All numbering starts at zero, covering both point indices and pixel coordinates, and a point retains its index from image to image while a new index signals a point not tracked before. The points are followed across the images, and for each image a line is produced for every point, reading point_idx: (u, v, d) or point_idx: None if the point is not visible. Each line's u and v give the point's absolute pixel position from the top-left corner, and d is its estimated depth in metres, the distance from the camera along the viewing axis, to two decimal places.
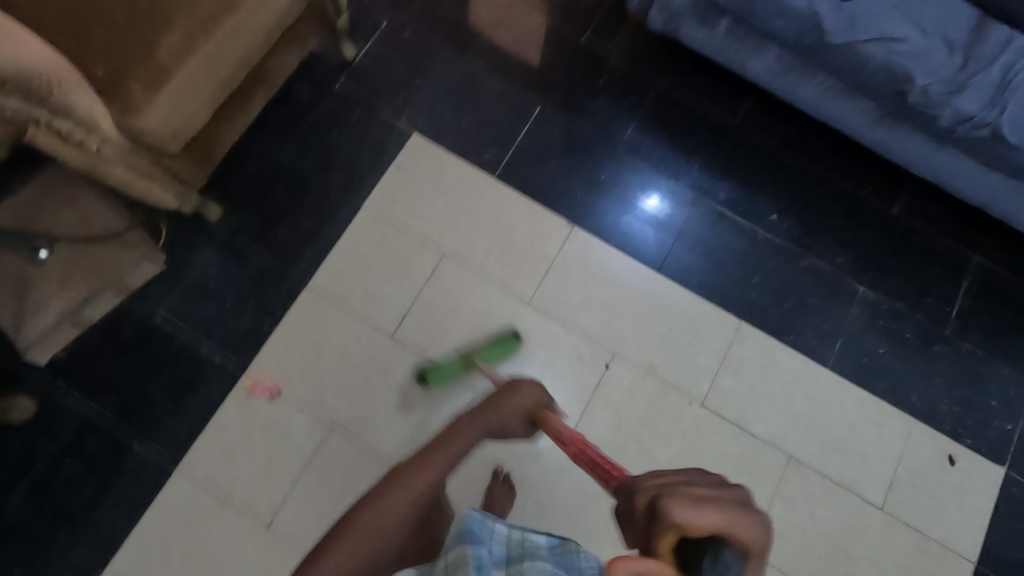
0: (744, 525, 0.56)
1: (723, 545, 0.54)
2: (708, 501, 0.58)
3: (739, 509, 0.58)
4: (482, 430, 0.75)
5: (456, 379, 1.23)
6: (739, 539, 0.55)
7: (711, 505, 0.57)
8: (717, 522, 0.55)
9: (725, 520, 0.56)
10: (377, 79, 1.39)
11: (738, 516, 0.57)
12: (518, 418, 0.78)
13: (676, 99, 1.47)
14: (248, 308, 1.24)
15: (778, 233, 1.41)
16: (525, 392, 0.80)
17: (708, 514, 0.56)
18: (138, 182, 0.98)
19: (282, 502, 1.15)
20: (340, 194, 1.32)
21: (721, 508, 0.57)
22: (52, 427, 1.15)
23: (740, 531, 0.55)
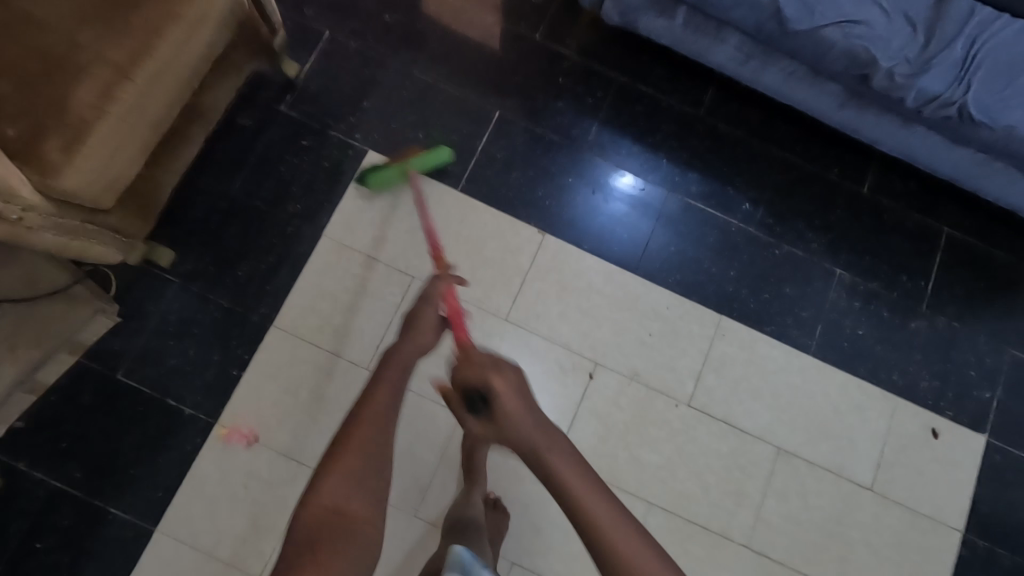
0: (487, 379, 0.66)
1: (477, 392, 0.66)
2: (475, 363, 0.67)
3: (488, 368, 0.67)
4: (416, 346, 0.77)
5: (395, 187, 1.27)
6: (488, 387, 0.65)
7: (476, 363, 0.67)
8: (474, 374, 0.66)
9: (478, 371, 0.66)
10: (324, 99, 1.33)
11: (488, 371, 0.66)
12: (429, 326, 0.80)
13: (638, 92, 1.41)
14: (214, 354, 1.20)
15: (750, 222, 1.38)
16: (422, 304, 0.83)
17: (468, 372, 0.67)
18: (71, 244, 0.90)
19: (272, 551, 1.13)
20: (298, 226, 1.27)
21: (478, 364, 0.67)
22: (20, 501, 1.12)
23: (485, 379, 0.66)
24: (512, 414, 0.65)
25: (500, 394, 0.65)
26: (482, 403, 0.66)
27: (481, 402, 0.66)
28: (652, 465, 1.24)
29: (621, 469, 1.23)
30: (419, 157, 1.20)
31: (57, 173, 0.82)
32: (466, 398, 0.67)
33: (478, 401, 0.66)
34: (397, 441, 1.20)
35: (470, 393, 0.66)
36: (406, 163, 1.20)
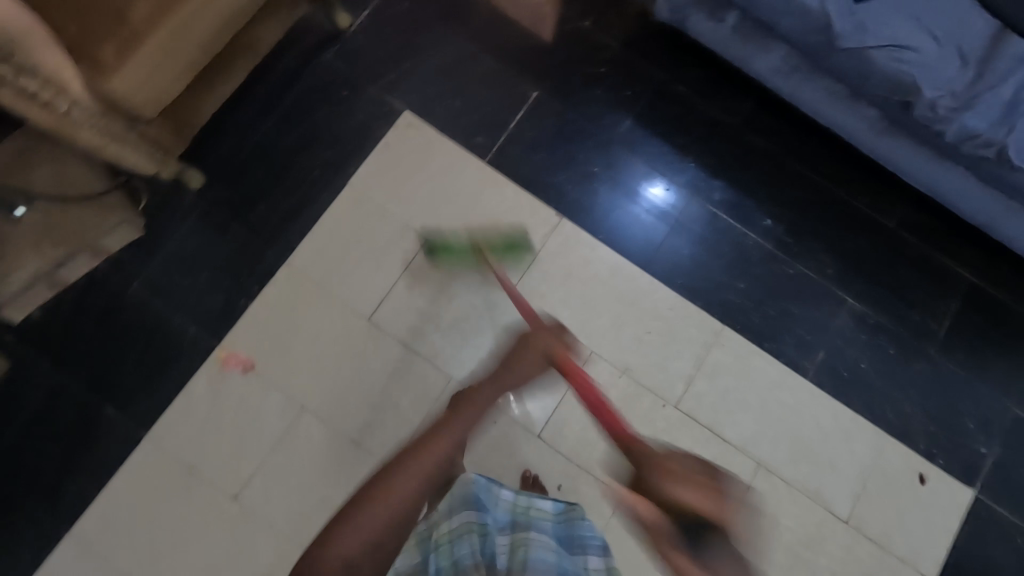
0: (719, 505, 0.60)
1: (703, 521, 0.59)
2: (687, 474, 0.64)
3: (714, 487, 0.62)
4: (496, 388, 0.82)
5: (465, 264, 1.23)
6: (701, 509, 0.60)
7: (688, 483, 0.63)
8: (699, 499, 0.61)
9: (702, 495, 0.61)
10: (368, 53, 1.36)
11: (712, 489, 0.62)
12: (531, 366, 0.87)
13: (676, 93, 1.41)
14: (225, 281, 1.25)
15: (768, 238, 1.37)
16: (539, 342, 0.88)
17: (688, 487, 0.62)
18: (109, 146, 0.96)
19: (248, 478, 1.18)
20: (324, 170, 1.30)
21: (699, 480, 0.63)
22: (23, 389, 1.18)
23: (715, 505, 0.60)
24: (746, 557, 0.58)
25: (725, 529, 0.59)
26: (716, 540, 0.58)
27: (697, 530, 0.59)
28: None
29: (598, 457, 1.24)
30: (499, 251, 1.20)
31: (106, 78, 0.86)
32: (685, 522, 0.59)
33: (712, 535, 0.58)
34: (386, 394, 1.23)
35: (684, 517, 0.60)
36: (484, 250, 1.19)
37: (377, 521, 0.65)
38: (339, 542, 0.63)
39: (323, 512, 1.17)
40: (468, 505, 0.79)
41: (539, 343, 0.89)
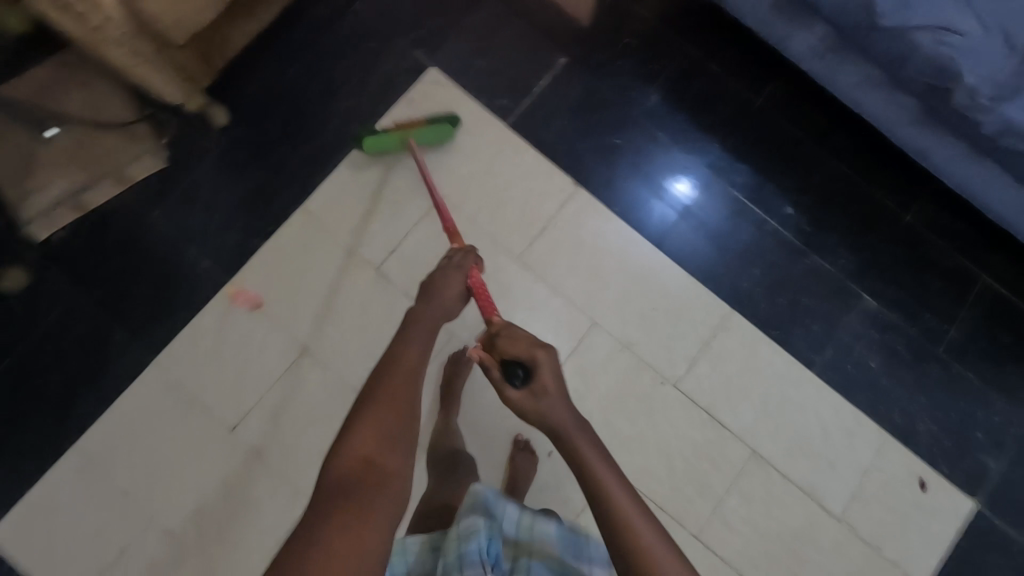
0: (534, 354, 0.73)
1: (516, 362, 0.73)
2: (519, 335, 0.76)
3: (537, 343, 0.74)
4: (439, 312, 0.84)
5: (394, 152, 1.28)
6: (532, 360, 0.72)
7: (519, 338, 0.76)
8: (523, 350, 0.74)
9: (525, 346, 0.74)
10: (400, 7, 1.36)
11: (534, 347, 0.74)
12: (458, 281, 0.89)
13: (707, 72, 1.39)
14: (241, 220, 1.27)
15: (788, 226, 1.34)
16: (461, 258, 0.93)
17: (514, 343, 0.75)
18: (137, 67, 0.99)
19: (246, 412, 1.21)
20: (346, 119, 1.31)
21: (526, 337, 0.76)
22: (41, 306, 1.22)
23: (529, 353, 0.73)
24: (551, 395, 0.70)
25: (540, 371, 0.72)
26: (524, 376, 0.72)
27: (522, 375, 0.72)
28: (624, 435, 1.23)
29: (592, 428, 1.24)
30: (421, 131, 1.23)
31: None
32: (511, 370, 0.72)
33: (522, 373, 0.72)
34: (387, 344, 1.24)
35: (512, 364, 0.72)
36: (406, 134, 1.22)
37: (386, 416, 0.65)
38: (351, 446, 0.62)
39: (315, 452, 1.20)
40: (480, 509, 0.82)
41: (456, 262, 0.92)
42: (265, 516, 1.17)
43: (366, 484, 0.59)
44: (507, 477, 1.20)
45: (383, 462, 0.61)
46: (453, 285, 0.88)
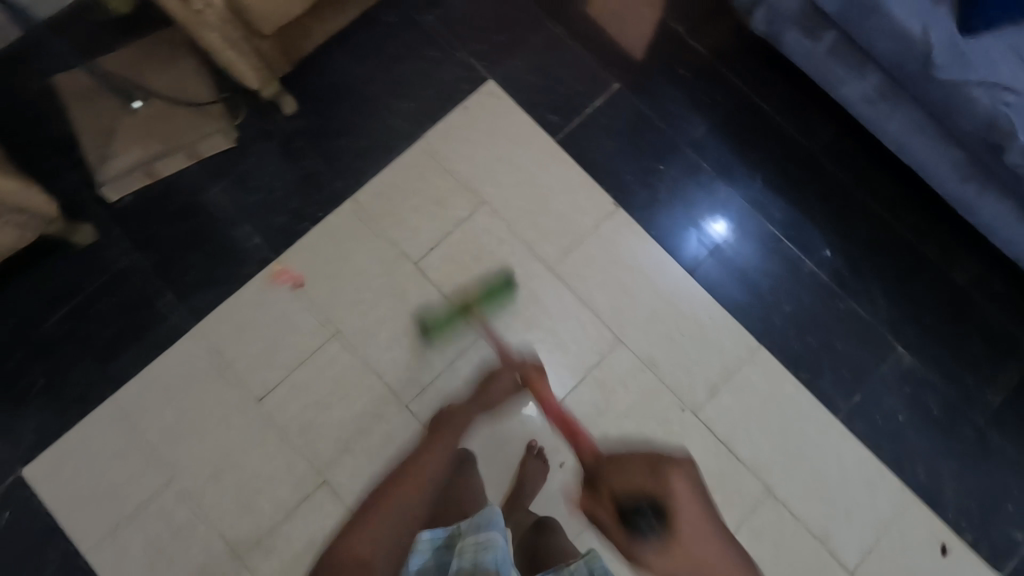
0: (660, 482, 0.55)
1: (644, 505, 0.54)
2: (630, 464, 0.60)
3: (659, 467, 0.57)
4: (477, 406, 0.96)
5: (457, 329, 1.28)
6: (663, 496, 0.54)
7: (635, 471, 0.58)
8: (642, 484, 0.56)
9: (646, 481, 0.56)
10: (467, 21, 1.44)
11: (655, 472, 0.57)
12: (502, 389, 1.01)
13: (756, 109, 1.41)
14: (294, 202, 1.34)
15: (825, 268, 1.34)
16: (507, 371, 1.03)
17: (628, 474, 0.58)
18: (226, 51, 1.07)
19: (275, 385, 1.25)
20: (404, 119, 1.38)
21: (643, 469, 0.58)
22: (100, 261, 1.30)
23: (655, 485, 0.55)
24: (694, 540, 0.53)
25: (675, 511, 0.54)
26: (657, 522, 0.53)
27: (654, 520, 0.53)
28: None
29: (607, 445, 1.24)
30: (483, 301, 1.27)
31: None
32: (635, 514, 0.54)
33: (652, 514, 0.53)
34: (415, 337, 1.28)
35: (635, 506, 0.55)
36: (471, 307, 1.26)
37: (390, 515, 0.67)
38: (349, 538, 0.66)
39: (335, 432, 1.24)
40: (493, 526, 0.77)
41: (507, 370, 1.04)
42: (281, 487, 1.21)
43: None
44: (516, 481, 1.21)
45: (371, 560, 0.63)
46: (501, 389, 1.01)
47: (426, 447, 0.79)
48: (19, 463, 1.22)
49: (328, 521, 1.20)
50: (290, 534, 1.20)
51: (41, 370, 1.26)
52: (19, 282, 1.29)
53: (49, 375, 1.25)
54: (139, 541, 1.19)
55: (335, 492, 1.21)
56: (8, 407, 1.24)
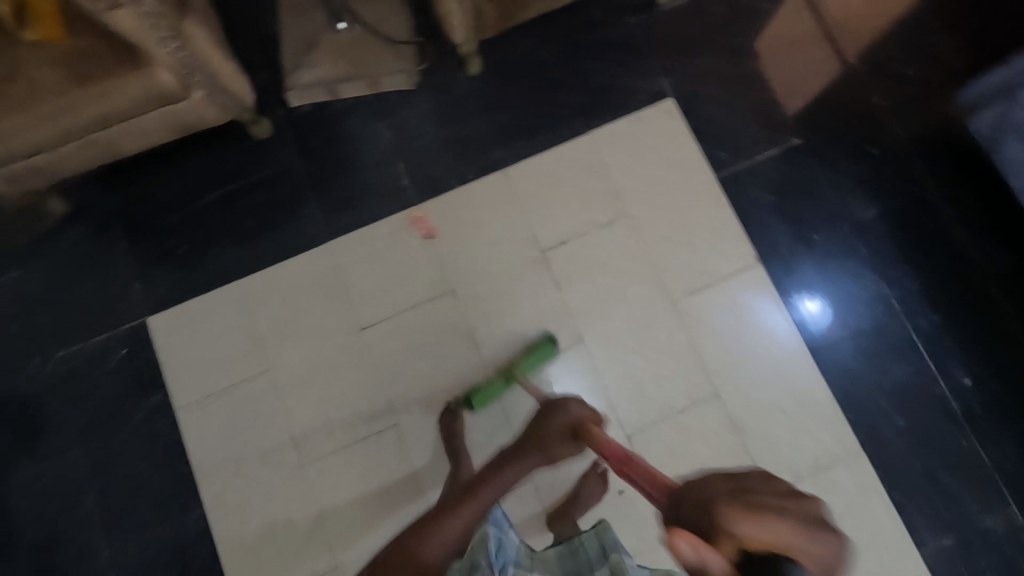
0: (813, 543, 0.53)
1: (787, 563, 0.52)
2: (772, 508, 0.55)
3: (809, 527, 0.54)
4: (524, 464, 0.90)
5: (500, 396, 1.26)
6: (804, 551, 0.53)
7: (776, 517, 0.53)
8: (793, 540, 0.53)
9: (795, 536, 0.53)
10: (667, 33, 1.42)
11: (806, 527, 0.54)
12: (557, 430, 0.96)
13: (936, 209, 1.32)
14: (449, 159, 1.38)
15: (959, 396, 1.24)
16: (563, 411, 0.98)
17: (776, 526, 0.53)
18: (451, 3, 1.10)
19: (380, 320, 1.31)
20: (575, 112, 1.39)
21: (792, 522, 0.54)
22: (265, 157, 1.39)
23: (805, 545, 0.53)
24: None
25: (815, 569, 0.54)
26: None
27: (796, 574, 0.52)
28: None
29: None
30: (523, 362, 1.24)
31: None
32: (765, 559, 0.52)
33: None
34: (521, 322, 1.30)
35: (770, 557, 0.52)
36: (512, 372, 1.23)
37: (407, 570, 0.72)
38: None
39: (420, 383, 1.28)
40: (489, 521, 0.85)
41: (559, 413, 0.98)
42: (357, 414, 1.28)
43: None
44: (572, 494, 1.21)
45: None
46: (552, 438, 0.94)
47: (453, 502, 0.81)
48: (147, 311, 1.34)
49: (388, 460, 1.26)
50: (351, 459, 1.27)
51: (187, 236, 1.37)
52: (192, 151, 1.39)
53: (193, 244, 1.36)
54: (222, 415, 1.29)
55: (404, 437, 1.27)
56: (152, 259, 1.36)
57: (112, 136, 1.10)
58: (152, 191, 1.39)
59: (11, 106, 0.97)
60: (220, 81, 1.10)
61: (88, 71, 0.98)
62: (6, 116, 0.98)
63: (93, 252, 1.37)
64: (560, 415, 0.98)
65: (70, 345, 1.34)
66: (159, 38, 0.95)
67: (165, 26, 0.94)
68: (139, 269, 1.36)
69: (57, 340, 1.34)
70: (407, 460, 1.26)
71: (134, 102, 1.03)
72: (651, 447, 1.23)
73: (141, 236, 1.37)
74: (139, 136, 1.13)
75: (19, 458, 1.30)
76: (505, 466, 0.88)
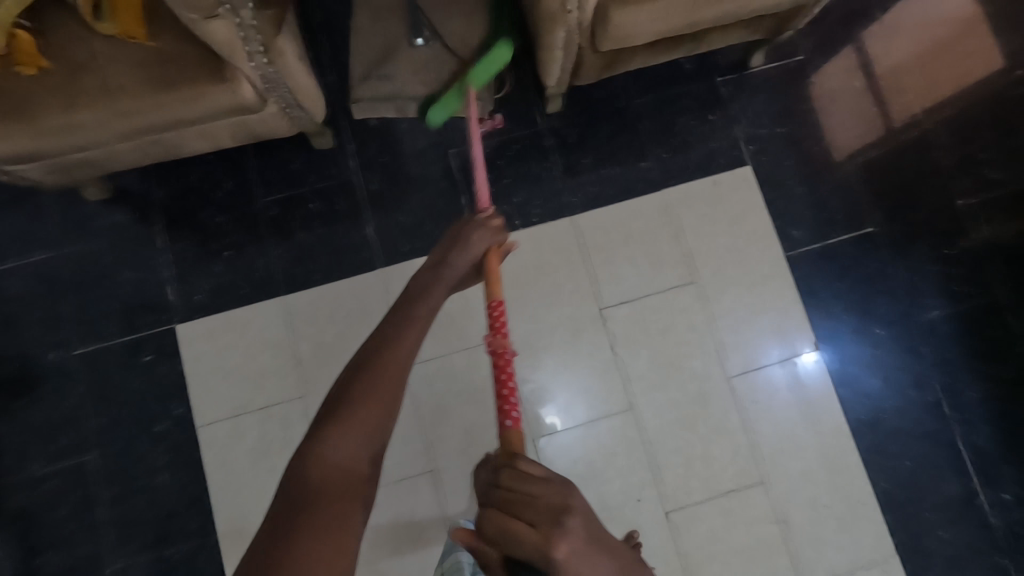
0: (546, 555, 0.49)
1: (529, 565, 0.50)
2: (523, 513, 0.51)
3: (553, 534, 0.49)
4: (445, 288, 0.78)
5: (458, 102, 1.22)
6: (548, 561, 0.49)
7: (521, 528, 0.50)
8: (529, 547, 0.50)
9: (535, 549, 0.49)
10: (756, 99, 1.37)
11: (549, 536, 0.49)
12: (466, 261, 0.81)
13: (1000, 320, 1.30)
14: (516, 197, 1.32)
15: (1000, 513, 1.23)
16: (467, 246, 0.81)
17: (519, 532, 0.50)
18: (556, 50, 1.03)
19: (427, 357, 1.26)
20: (651, 167, 1.33)
21: (534, 531, 0.50)
22: (324, 171, 1.31)
23: (542, 559, 0.49)
24: None
25: None
26: None
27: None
28: None
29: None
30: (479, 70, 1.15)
31: (614, 7, 0.96)
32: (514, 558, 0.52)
33: (539, 572, 0.50)
34: (573, 379, 1.26)
35: (517, 558, 0.51)
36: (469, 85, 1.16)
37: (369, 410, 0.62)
38: (329, 444, 0.60)
39: (460, 429, 1.24)
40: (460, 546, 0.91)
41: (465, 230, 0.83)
42: (393, 455, 1.22)
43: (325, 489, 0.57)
44: None
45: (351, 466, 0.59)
46: (460, 262, 0.80)
47: (383, 346, 0.67)
48: (178, 316, 1.26)
49: (419, 504, 1.21)
50: (382, 499, 1.21)
51: (229, 241, 1.28)
52: (246, 150, 1.31)
53: (234, 250, 1.28)
54: (251, 437, 1.22)
55: (438, 484, 1.22)
56: (190, 261, 1.28)
57: (172, 139, 1.02)
58: (200, 187, 1.30)
59: (74, 101, 0.90)
60: (296, 98, 1.01)
61: (163, 75, 0.90)
62: (68, 113, 0.90)
63: (125, 245, 1.28)
64: (455, 253, 0.80)
65: (91, 343, 1.25)
66: (248, 50, 0.88)
67: (257, 40, 0.86)
68: (173, 269, 1.27)
69: (77, 336, 1.26)
70: (438, 507, 1.21)
71: (204, 112, 0.94)
72: (692, 526, 1.21)
73: (180, 232, 1.29)
74: (201, 142, 1.05)
75: (23, 459, 1.22)
76: (421, 295, 0.75)
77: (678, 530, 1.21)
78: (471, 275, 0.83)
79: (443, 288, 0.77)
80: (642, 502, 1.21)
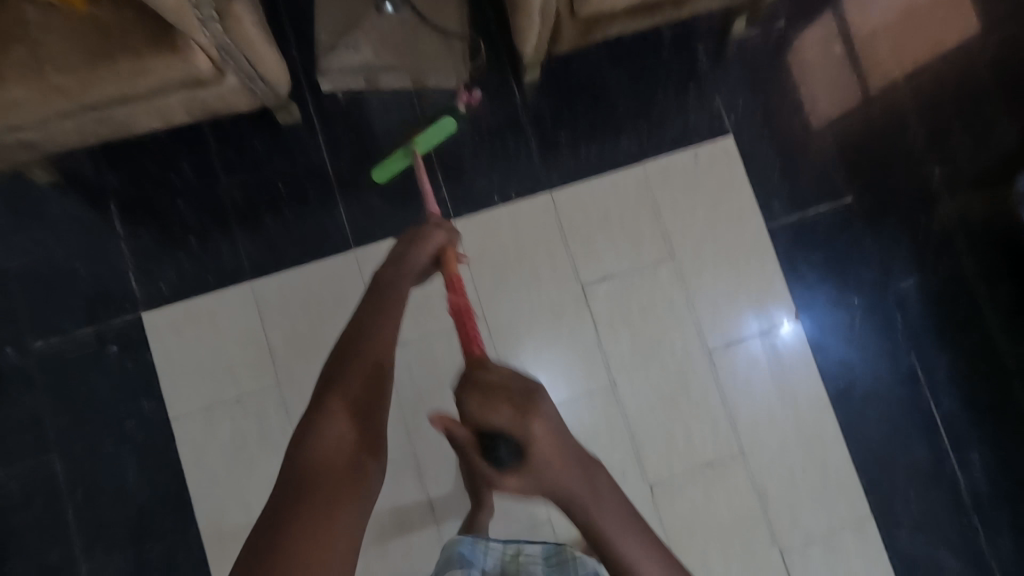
0: (524, 426, 0.53)
1: (503, 440, 0.53)
2: (500, 393, 0.54)
3: (528, 410, 0.53)
4: (412, 280, 0.76)
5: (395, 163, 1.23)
6: (524, 435, 0.53)
7: (499, 407, 0.53)
8: (505, 426, 0.53)
9: (512, 424, 0.53)
10: (735, 69, 1.34)
11: (524, 413, 0.53)
12: (427, 251, 0.78)
13: (971, 288, 1.33)
14: (493, 174, 1.27)
15: (966, 474, 1.28)
16: (431, 236, 0.78)
17: (498, 409, 0.53)
18: (532, 18, 0.98)
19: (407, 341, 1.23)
20: (630, 141, 1.30)
21: (512, 407, 0.53)
22: (290, 150, 1.25)
23: (518, 431, 0.53)
24: (553, 462, 0.56)
25: (533, 447, 0.54)
26: (513, 452, 0.54)
27: (508, 450, 0.54)
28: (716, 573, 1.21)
29: (689, 547, 1.22)
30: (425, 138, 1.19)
31: None
32: (489, 442, 0.54)
33: (511, 446, 0.54)
34: (556, 359, 1.24)
35: (493, 438, 0.54)
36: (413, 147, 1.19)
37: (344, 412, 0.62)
38: (308, 451, 0.59)
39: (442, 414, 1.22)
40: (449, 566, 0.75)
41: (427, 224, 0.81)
42: None
43: (303, 492, 0.57)
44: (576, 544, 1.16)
45: (328, 467, 0.59)
46: (421, 253, 0.77)
47: (354, 349, 0.66)
48: (142, 307, 1.20)
49: (404, 489, 1.20)
50: None
51: (193, 227, 1.22)
52: (206, 131, 1.24)
53: (198, 236, 1.22)
54: (227, 430, 1.18)
55: (422, 469, 1.21)
56: (152, 249, 1.21)
57: (122, 117, 0.95)
58: (158, 170, 1.22)
59: (8, 76, 0.82)
60: (256, 68, 0.95)
61: (107, 45, 0.83)
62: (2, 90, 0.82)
63: (80, 234, 1.21)
64: (415, 248, 0.77)
65: (49, 338, 1.19)
66: (199, 17, 0.81)
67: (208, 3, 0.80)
68: (135, 260, 1.21)
69: (34, 331, 1.19)
70: (422, 491, 1.20)
71: (155, 85, 0.88)
72: (676, 500, 1.22)
73: (140, 220, 1.22)
74: (154, 119, 0.98)
75: None
76: (389, 287, 0.73)
77: (662, 504, 1.22)
78: (431, 268, 0.80)
79: (410, 279, 0.75)
80: (626, 479, 1.22)
